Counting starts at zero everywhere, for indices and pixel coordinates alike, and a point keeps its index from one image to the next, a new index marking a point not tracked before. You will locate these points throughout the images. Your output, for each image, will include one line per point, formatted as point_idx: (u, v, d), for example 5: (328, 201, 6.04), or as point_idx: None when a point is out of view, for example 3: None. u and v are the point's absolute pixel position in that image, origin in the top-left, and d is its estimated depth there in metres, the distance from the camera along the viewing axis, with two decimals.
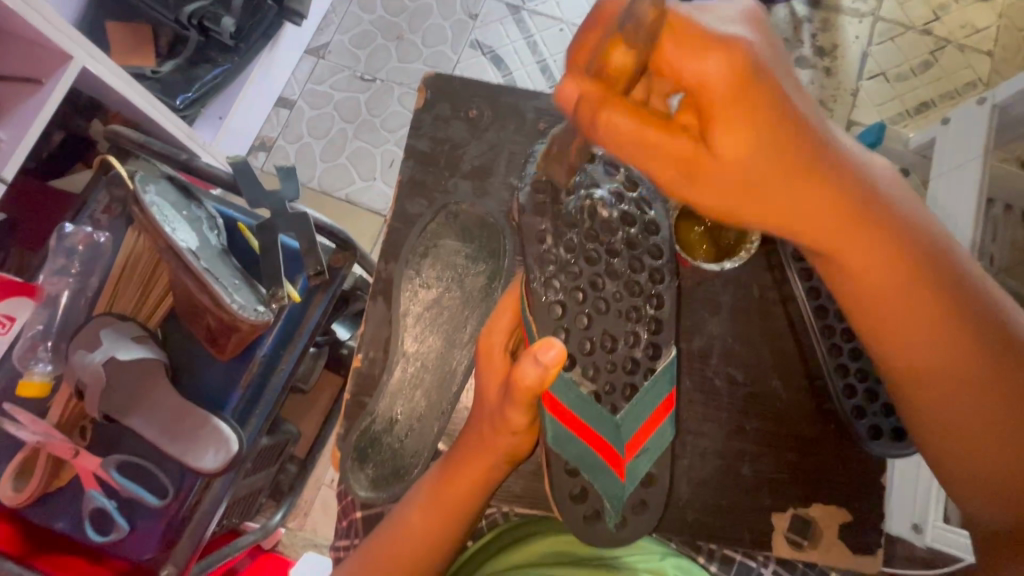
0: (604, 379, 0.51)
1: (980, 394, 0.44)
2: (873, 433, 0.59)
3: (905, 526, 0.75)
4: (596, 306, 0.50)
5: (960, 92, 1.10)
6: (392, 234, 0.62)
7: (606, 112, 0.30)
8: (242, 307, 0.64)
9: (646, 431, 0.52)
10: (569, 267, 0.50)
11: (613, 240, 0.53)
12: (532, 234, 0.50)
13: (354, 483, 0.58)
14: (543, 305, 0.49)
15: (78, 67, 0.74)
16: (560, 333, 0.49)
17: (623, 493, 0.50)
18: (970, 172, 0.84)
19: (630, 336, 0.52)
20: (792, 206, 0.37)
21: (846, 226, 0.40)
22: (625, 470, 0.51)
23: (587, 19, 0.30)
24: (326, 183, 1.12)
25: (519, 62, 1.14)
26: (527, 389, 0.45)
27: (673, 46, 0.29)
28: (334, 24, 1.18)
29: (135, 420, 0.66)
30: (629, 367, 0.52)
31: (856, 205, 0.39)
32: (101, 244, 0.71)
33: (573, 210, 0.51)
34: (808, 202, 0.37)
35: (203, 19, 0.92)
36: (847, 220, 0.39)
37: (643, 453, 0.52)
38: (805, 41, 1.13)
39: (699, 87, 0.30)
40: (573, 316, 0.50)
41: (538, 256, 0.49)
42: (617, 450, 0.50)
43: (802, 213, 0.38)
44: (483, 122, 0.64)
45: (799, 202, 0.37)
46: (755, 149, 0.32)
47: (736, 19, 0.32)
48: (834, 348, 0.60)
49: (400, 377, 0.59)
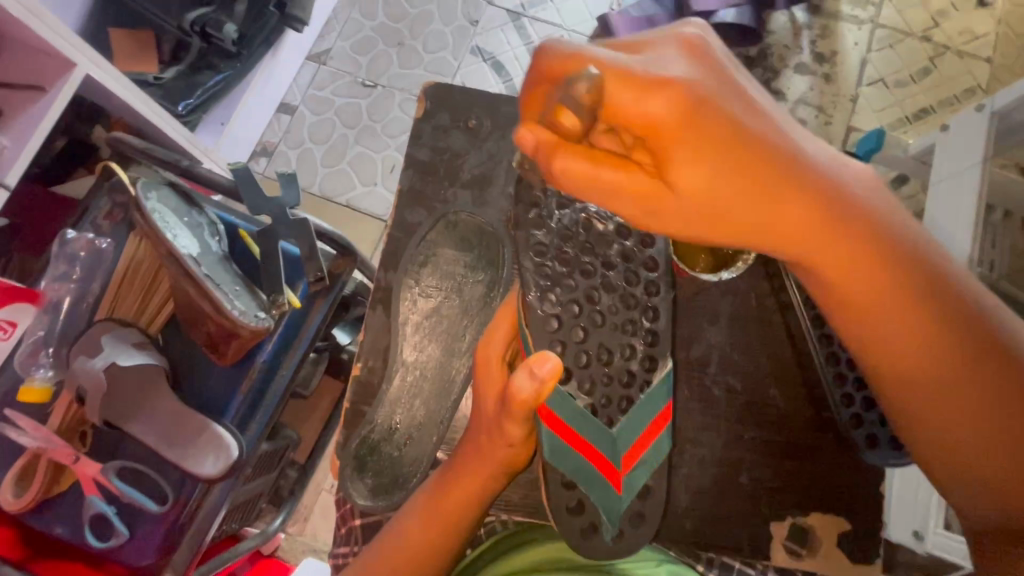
0: (599, 392, 0.51)
1: (972, 406, 0.43)
2: (870, 442, 0.59)
3: (905, 533, 0.75)
4: (591, 319, 0.51)
5: (959, 99, 1.11)
6: (391, 242, 0.62)
7: (559, 158, 0.32)
8: (243, 312, 0.64)
9: (643, 443, 0.52)
10: (565, 280, 0.51)
11: (609, 253, 0.54)
12: (528, 245, 0.50)
13: (354, 491, 0.58)
14: (540, 317, 0.49)
15: (81, 74, 0.75)
16: (556, 346, 0.49)
17: (618, 506, 0.51)
18: (969, 179, 0.84)
19: (626, 348, 0.53)
20: (761, 225, 0.37)
21: (824, 242, 0.39)
22: (621, 483, 0.51)
23: (529, 75, 0.33)
24: (327, 188, 1.13)
25: (519, 68, 1.15)
26: (522, 404, 0.45)
27: (616, 92, 0.30)
28: (335, 31, 1.19)
29: (137, 426, 0.66)
30: (625, 379, 0.52)
31: (830, 227, 0.39)
32: (103, 251, 0.71)
33: (569, 222, 0.53)
34: (777, 222, 0.37)
35: (205, 26, 0.93)
36: (827, 241, 0.39)
37: (640, 465, 0.52)
38: (805, 48, 1.13)
39: (646, 127, 0.31)
40: (569, 330, 0.50)
41: (534, 268, 0.50)
42: (613, 463, 0.51)
43: (778, 236, 0.38)
44: (483, 131, 0.64)
45: (766, 223, 0.37)
46: (716, 179, 0.33)
47: (675, 59, 0.34)
48: (831, 357, 0.60)
49: (399, 385, 0.59)
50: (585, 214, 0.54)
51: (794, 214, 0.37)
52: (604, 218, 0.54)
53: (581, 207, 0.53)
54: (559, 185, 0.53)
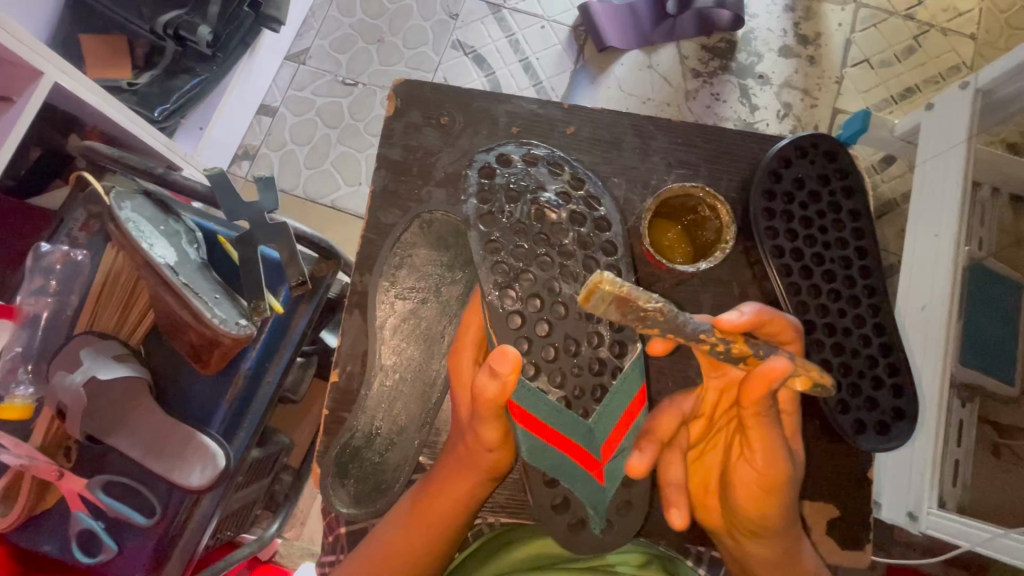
0: (571, 385, 0.51)
1: None
2: (859, 429, 0.60)
3: (900, 515, 0.76)
4: (554, 312, 0.51)
5: (944, 76, 1.10)
6: (366, 244, 0.61)
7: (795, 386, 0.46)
8: (223, 320, 0.63)
9: (621, 430, 0.51)
10: (524, 276, 0.52)
11: (565, 242, 0.54)
12: (484, 244, 0.53)
13: (335, 499, 0.57)
14: (502, 315, 0.51)
15: (50, 83, 0.73)
16: (521, 341, 0.50)
17: (604, 496, 0.49)
18: (954, 158, 0.83)
19: (593, 336, 0.52)
20: (776, 529, 0.49)
21: (774, 559, 0.51)
22: (603, 472, 0.50)
23: (766, 332, 0.49)
24: (311, 190, 1.12)
25: (501, 61, 1.14)
26: (489, 402, 0.45)
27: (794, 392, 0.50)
28: (313, 30, 1.17)
29: (120, 439, 0.65)
30: (596, 368, 0.51)
31: (794, 547, 0.51)
32: (79, 262, 0.70)
33: (521, 216, 0.54)
34: (778, 532, 0.49)
35: (179, 28, 0.90)
36: (782, 557, 0.51)
37: (620, 452, 0.50)
38: (788, 30, 1.12)
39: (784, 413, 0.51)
40: (533, 324, 0.51)
41: (490, 268, 0.52)
42: (593, 453, 0.50)
43: (774, 542, 0.49)
44: (455, 129, 0.63)
45: (783, 526, 0.49)
46: (784, 487, 0.47)
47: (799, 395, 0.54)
48: (816, 343, 0.60)
49: (379, 391, 0.58)
50: (536, 204, 0.55)
51: (788, 531, 0.50)
52: (556, 206, 0.55)
53: (530, 199, 0.55)
54: (506, 179, 0.55)
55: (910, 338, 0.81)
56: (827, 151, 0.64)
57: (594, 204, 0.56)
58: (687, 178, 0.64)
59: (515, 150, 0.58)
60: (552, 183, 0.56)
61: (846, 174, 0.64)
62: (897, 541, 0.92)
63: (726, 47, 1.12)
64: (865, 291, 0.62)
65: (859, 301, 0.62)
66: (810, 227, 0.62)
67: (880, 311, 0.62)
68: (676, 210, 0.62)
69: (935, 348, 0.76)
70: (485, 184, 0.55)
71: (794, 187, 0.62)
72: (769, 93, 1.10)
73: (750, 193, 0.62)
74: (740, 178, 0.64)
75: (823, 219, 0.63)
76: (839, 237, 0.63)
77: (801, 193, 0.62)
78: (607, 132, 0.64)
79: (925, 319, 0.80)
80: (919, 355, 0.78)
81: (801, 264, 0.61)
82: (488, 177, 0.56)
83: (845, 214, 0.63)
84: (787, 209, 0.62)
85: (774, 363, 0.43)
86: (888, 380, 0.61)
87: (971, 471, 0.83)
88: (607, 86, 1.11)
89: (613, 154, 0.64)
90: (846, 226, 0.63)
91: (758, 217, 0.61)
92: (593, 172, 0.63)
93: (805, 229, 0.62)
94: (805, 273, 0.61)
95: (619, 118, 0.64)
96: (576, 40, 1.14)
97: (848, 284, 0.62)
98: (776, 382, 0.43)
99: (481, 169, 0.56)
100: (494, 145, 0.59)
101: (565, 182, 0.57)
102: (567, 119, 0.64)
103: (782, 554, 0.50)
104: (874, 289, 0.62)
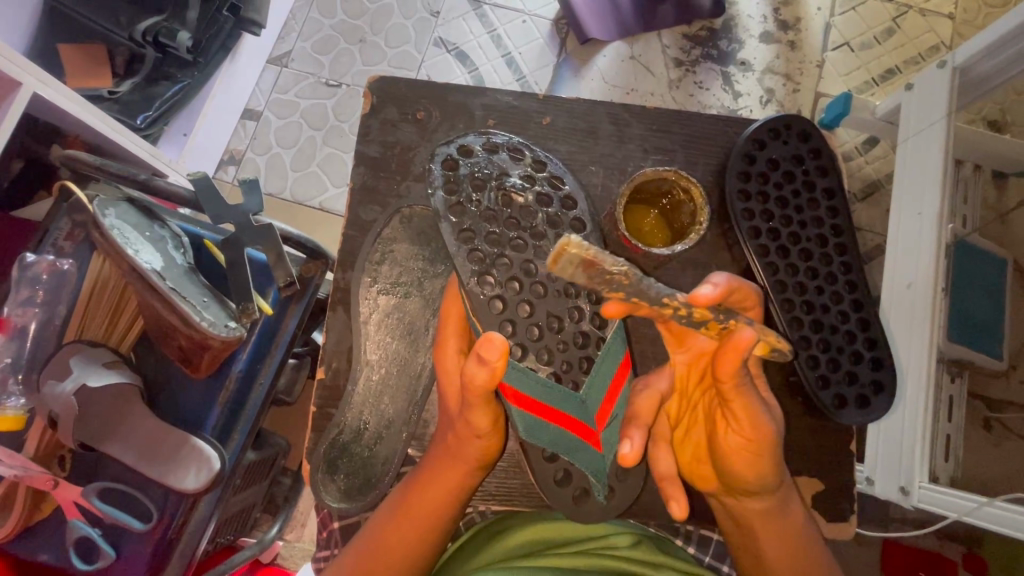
0: (559, 359, 0.52)
1: None
2: (840, 403, 0.61)
3: (892, 489, 0.77)
4: (535, 291, 0.52)
5: (923, 57, 1.11)
6: (347, 242, 0.62)
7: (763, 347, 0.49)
8: (212, 324, 0.63)
9: (612, 401, 0.53)
10: (500, 261, 0.52)
11: (535, 224, 0.54)
12: (457, 233, 0.53)
13: (326, 494, 0.58)
14: (483, 301, 0.51)
15: (29, 93, 0.73)
16: (505, 325, 0.51)
17: (603, 464, 0.52)
18: (933, 137, 0.84)
19: (574, 312, 0.53)
20: (766, 482, 0.49)
21: (767, 509, 0.51)
22: (600, 441, 0.52)
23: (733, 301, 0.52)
24: (298, 193, 1.12)
25: (484, 57, 1.14)
26: (479, 388, 0.45)
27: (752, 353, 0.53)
28: (295, 32, 1.17)
29: (113, 446, 0.65)
30: (580, 341, 0.53)
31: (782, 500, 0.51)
32: (65, 272, 0.70)
33: (490, 203, 0.54)
34: (769, 483, 0.49)
35: (158, 35, 0.90)
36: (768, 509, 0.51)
37: (614, 420, 0.53)
38: (767, 16, 1.13)
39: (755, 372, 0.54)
40: (514, 306, 0.52)
41: (465, 259, 0.52)
42: (587, 423, 0.52)
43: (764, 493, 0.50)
44: (432, 123, 0.63)
45: (771, 479, 0.49)
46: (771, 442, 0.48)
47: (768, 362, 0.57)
48: (795, 322, 0.61)
49: (366, 386, 0.58)
50: (503, 191, 0.55)
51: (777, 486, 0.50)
52: (521, 189, 0.55)
53: (496, 185, 0.55)
54: (470, 168, 0.55)
55: (896, 316, 0.82)
56: (801, 131, 0.64)
57: (558, 185, 0.57)
58: (663, 163, 0.65)
59: (476, 140, 0.57)
60: (515, 169, 0.56)
61: (820, 153, 0.64)
62: (893, 517, 0.94)
63: (707, 35, 1.13)
64: (842, 268, 0.63)
65: (837, 278, 0.63)
66: (786, 208, 0.63)
67: (857, 286, 0.63)
68: (652, 195, 0.62)
69: (921, 324, 0.77)
70: (451, 175, 0.55)
71: (768, 168, 0.63)
72: (751, 79, 1.11)
73: (727, 176, 0.63)
74: (716, 163, 0.65)
75: (799, 198, 0.63)
76: (815, 215, 0.63)
77: (775, 174, 0.63)
78: (582, 121, 0.65)
79: (910, 296, 0.81)
80: (904, 332, 0.79)
81: (778, 244, 0.62)
82: (452, 168, 0.55)
83: (820, 192, 0.64)
84: (763, 191, 0.63)
85: (738, 332, 0.45)
86: (867, 354, 0.62)
87: (962, 445, 0.85)
88: (590, 78, 1.12)
89: (589, 143, 0.64)
90: (822, 204, 0.64)
91: (733, 198, 0.62)
92: (569, 162, 0.64)
93: (781, 209, 0.63)
94: (782, 253, 0.62)
95: (595, 108, 0.65)
96: (558, 34, 1.14)
97: (825, 261, 0.63)
98: (746, 353, 0.45)
99: (445, 162, 0.55)
100: (454, 136, 0.59)
101: (528, 166, 0.57)
102: (543, 110, 0.64)
103: (774, 505, 0.50)
104: (851, 266, 0.63)
